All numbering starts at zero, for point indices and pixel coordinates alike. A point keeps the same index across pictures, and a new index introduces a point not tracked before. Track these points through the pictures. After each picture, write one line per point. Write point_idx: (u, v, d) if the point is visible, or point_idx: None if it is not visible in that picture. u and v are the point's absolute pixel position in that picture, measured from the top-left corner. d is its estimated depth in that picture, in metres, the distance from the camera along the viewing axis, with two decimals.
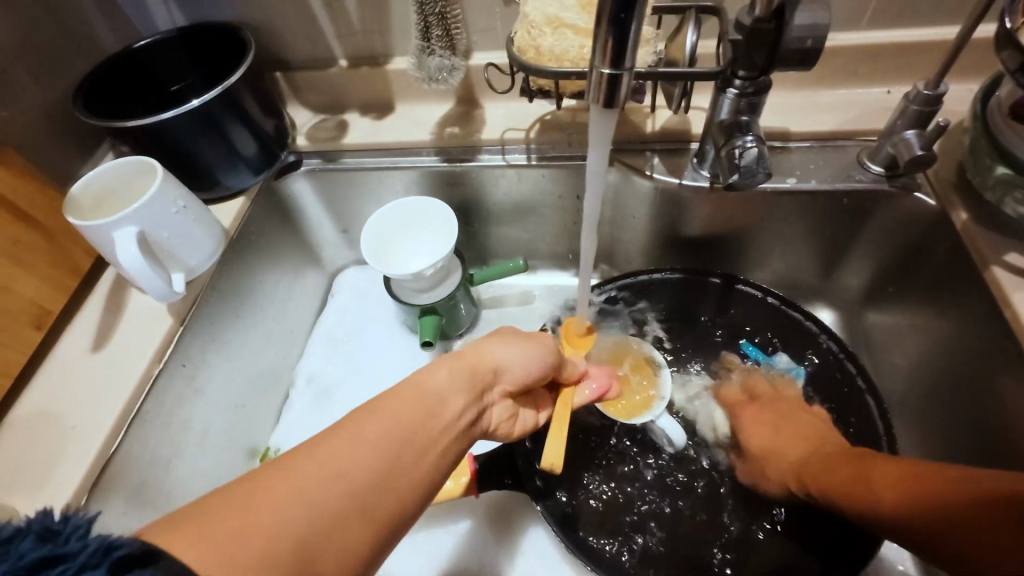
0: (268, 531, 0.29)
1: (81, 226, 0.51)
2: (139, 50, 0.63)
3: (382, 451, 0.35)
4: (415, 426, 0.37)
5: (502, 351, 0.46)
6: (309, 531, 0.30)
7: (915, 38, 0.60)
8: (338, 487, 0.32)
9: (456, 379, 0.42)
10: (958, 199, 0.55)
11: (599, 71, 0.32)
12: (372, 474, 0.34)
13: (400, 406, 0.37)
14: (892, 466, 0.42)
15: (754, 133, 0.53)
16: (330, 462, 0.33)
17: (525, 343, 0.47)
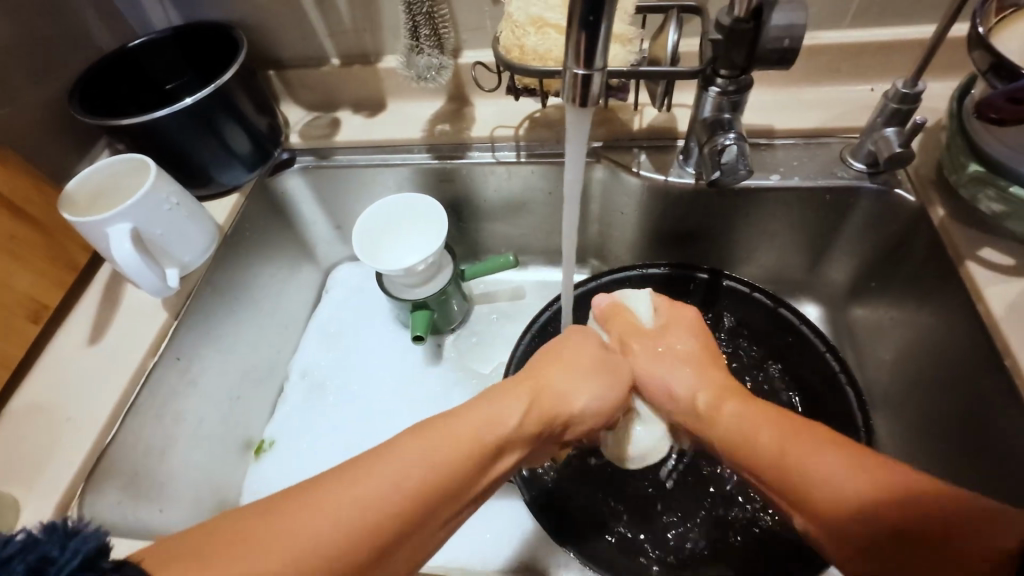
0: (300, 546, 0.31)
1: (77, 222, 0.52)
2: (134, 49, 0.64)
3: (417, 487, 0.36)
4: (458, 463, 0.38)
5: (578, 395, 0.48)
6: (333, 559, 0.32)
7: (897, 37, 0.61)
8: (383, 511, 0.34)
9: (519, 411, 0.44)
10: (937, 196, 0.55)
11: (572, 72, 0.33)
12: (403, 508, 0.35)
13: (450, 444, 0.39)
14: (783, 433, 0.40)
15: (735, 131, 0.54)
16: (365, 493, 0.34)
17: (600, 386, 0.49)
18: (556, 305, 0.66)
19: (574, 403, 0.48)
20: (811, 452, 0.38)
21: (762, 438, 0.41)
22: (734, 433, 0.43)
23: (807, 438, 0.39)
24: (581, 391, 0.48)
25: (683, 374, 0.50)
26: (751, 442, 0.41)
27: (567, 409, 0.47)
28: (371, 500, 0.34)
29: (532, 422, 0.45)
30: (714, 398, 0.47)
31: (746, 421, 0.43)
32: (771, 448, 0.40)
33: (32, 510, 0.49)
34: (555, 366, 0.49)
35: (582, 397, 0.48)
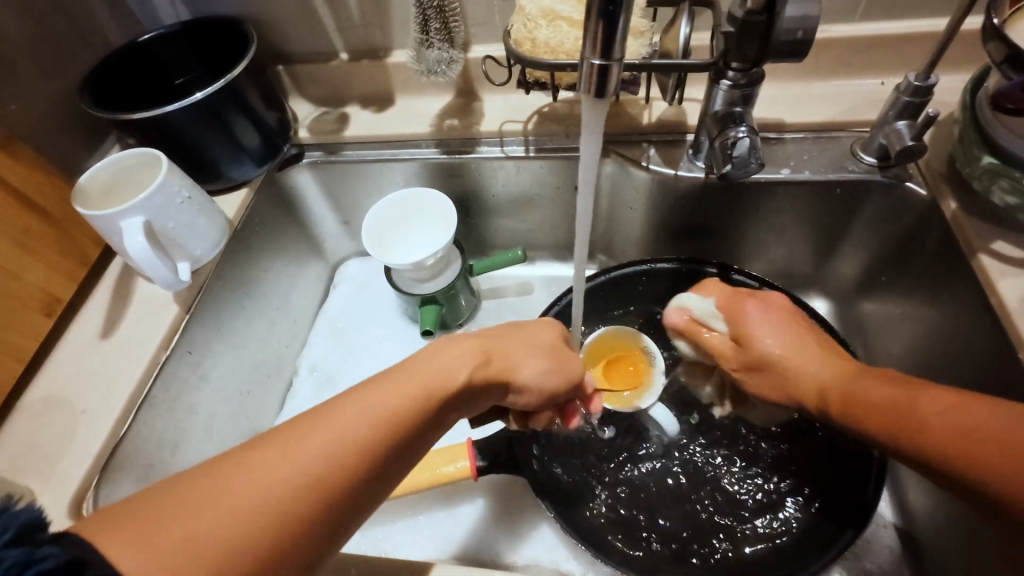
0: (231, 509, 0.31)
1: (89, 216, 0.53)
2: (145, 44, 0.64)
3: (353, 449, 0.35)
4: (401, 420, 0.37)
5: (524, 366, 0.45)
6: (259, 527, 0.31)
7: (908, 30, 0.61)
8: (319, 469, 0.34)
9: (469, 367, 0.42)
10: (949, 189, 0.55)
11: (589, 62, 0.33)
12: (340, 468, 0.34)
13: (395, 396, 0.38)
14: (932, 404, 0.39)
15: (746, 123, 0.54)
16: (304, 458, 0.34)
17: (547, 361, 0.46)
18: (565, 299, 0.66)
19: (521, 368, 0.45)
20: (971, 418, 0.37)
21: (909, 414, 0.40)
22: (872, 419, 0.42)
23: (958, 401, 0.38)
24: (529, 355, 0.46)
25: (804, 372, 0.48)
26: (898, 424, 0.40)
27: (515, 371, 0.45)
28: (297, 459, 0.33)
29: (479, 383, 0.43)
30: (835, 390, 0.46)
31: (877, 402, 0.42)
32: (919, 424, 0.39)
33: (48, 502, 0.49)
34: (513, 337, 0.47)
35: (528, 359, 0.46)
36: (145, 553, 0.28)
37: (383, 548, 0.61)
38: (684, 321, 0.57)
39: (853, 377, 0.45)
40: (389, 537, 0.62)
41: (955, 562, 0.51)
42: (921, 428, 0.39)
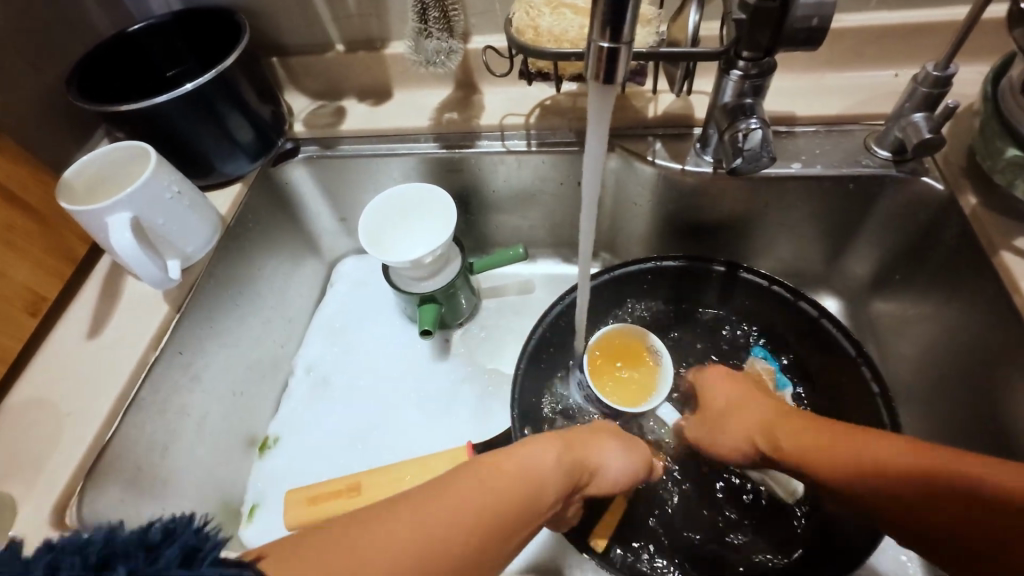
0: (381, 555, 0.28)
1: (75, 211, 0.51)
2: (134, 34, 0.62)
3: (477, 520, 0.33)
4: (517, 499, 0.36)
5: (603, 451, 0.46)
6: None
7: (924, 19, 0.58)
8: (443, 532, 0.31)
9: (561, 464, 0.41)
10: (967, 183, 0.53)
11: (597, 47, 0.31)
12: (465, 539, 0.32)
13: (509, 479, 0.36)
14: (884, 458, 0.40)
15: (758, 116, 0.51)
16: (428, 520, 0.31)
17: (618, 445, 0.48)
18: (568, 297, 0.63)
19: (598, 455, 0.45)
20: (885, 463, 0.40)
21: (865, 470, 0.40)
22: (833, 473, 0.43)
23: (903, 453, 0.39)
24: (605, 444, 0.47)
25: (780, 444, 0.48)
26: (858, 480, 0.41)
27: (597, 463, 0.45)
28: (427, 518, 0.31)
29: (568, 468, 0.41)
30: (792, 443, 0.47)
31: (813, 455, 0.45)
32: (881, 477, 0.39)
33: (31, 508, 0.47)
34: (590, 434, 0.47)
35: (605, 446, 0.47)
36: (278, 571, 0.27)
37: None
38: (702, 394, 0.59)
39: (811, 436, 0.46)
40: None
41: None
42: (852, 474, 0.41)
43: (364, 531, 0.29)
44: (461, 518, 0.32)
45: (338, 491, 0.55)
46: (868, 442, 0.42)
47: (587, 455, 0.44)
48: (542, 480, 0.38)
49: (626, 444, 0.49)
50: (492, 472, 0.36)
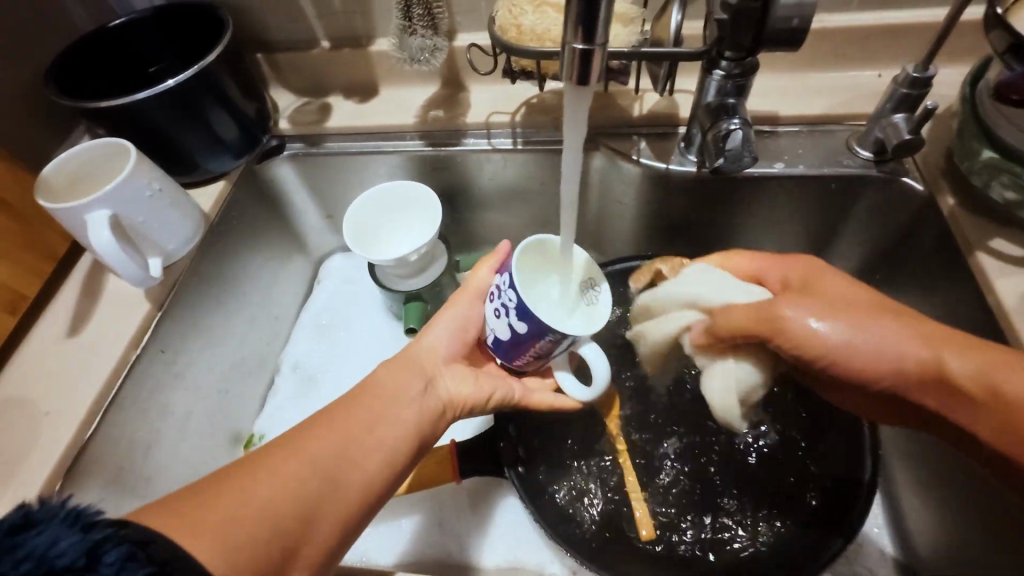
0: (260, 504, 0.33)
1: (51, 208, 0.50)
2: (114, 30, 0.61)
3: (336, 444, 0.38)
4: (371, 420, 0.41)
5: (423, 336, 0.50)
6: (286, 516, 0.34)
7: (904, 21, 0.59)
8: (314, 469, 0.36)
9: (406, 377, 0.45)
10: (946, 184, 0.54)
11: (572, 48, 0.32)
12: (337, 458, 0.38)
13: (359, 403, 0.42)
14: (1013, 386, 0.34)
15: (740, 116, 0.52)
16: (300, 461, 0.36)
17: (440, 320, 0.51)
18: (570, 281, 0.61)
19: (426, 356, 0.48)
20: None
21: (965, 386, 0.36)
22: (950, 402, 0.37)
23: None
24: (426, 331, 0.50)
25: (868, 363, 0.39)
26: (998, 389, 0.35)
27: (424, 350, 0.49)
28: (288, 470, 0.35)
29: (415, 374, 0.46)
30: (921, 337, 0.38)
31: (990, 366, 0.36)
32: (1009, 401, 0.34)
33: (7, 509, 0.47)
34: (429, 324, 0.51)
35: (428, 337, 0.50)
36: (200, 544, 0.30)
37: (365, 554, 0.59)
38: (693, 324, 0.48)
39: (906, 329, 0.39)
40: (370, 543, 0.59)
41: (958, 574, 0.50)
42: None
43: (234, 493, 0.33)
44: (319, 450, 0.37)
45: None
46: (976, 354, 0.36)
47: (422, 361, 0.48)
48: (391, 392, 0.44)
49: (454, 322, 0.51)
50: (348, 411, 0.41)
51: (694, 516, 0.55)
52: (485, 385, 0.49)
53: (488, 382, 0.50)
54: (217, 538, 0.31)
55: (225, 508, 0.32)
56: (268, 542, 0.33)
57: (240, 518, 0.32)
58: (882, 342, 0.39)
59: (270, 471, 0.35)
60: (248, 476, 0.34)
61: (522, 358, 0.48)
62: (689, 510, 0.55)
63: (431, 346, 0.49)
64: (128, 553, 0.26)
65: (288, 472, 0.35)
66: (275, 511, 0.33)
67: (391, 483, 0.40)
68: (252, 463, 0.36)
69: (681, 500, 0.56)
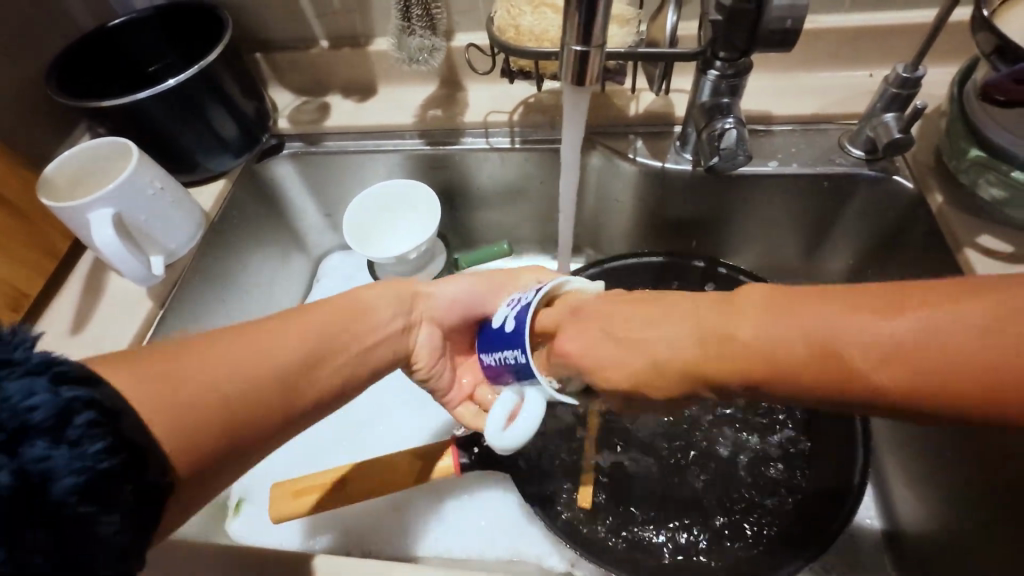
0: (213, 381, 0.35)
1: (55, 206, 0.51)
2: (115, 29, 0.62)
3: (302, 349, 0.40)
4: (345, 336, 0.43)
5: (439, 285, 0.52)
6: (236, 399, 0.36)
7: (895, 22, 0.60)
8: (271, 371, 0.38)
9: (392, 307, 0.48)
10: (935, 182, 0.55)
11: (570, 49, 0.34)
12: (298, 358, 0.40)
13: (339, 315, 0.44)
14: (855, 335, 0.28)
15: (734, 115, 0.53)
16: (257, 352, 0.38)
17: (461, 279, 0.52)
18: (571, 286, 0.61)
19: (434, 300, 0.51)
20: (905, 347, 0.28)
21: (817, 344, 0.29)
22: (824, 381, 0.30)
23: (901, 322, 0.28)
24: (444, 281, 0.52)
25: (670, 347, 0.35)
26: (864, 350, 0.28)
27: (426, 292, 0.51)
28: (249, 362, 0.37)
29: (403, 322, 0.49)
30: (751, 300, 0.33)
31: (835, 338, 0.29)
32: (888, 359, 0.28)
33: None
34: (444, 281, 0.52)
35: (440, 286, 0.52)
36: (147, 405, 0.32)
37: (364, 546, 0.59)
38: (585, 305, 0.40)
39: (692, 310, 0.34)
40: (371, 537, 0.60)
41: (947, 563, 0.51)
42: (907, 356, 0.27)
43: (192, 365, 0.35)
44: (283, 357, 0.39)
45: (325, 483, 0.55)
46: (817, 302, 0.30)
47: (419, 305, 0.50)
48: (373, 324, 0.46)
49: (464, 289, 0.52)
50: (327, 321, 0.43)
51: (690, 515, 0.56)
52: (437, 367, 0.52)
53: (439, 368, 0.52)
54: (162, 413, 0.33)
55: (178, 375, 0.34)
56: (211, 415, 0.35)
57: (191, 404, 0.34)
58: (692, 330, 0.34)
59: (232, 356, 0.37)
60: (214, 355, 0.36)
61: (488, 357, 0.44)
62: (686, 506, 0.56)
63: (441, 292, 0.51)
64: (105, 446, 0.28)
65: (248, 365, 0.37)
66: (226, 403, 0.36)
67: (342, 393, 0.43)
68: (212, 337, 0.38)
69: (676, 496, 0.57)
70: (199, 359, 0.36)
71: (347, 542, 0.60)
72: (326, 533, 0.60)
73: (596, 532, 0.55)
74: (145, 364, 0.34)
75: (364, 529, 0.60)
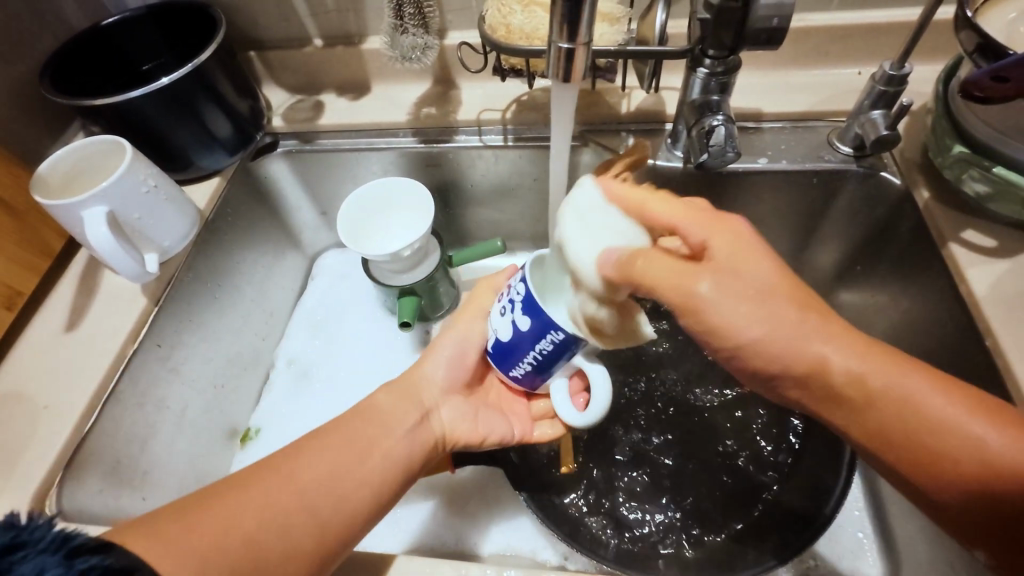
0: (232, 525, 0.36)
1: (49, 205, 0.51)
2: (108, 29, 0.62)
3: (321, 470, 0.41)
4: (357, 448, 0.43)
5: (426, 363, 0.52)
6: (258, 532, 0.36)
7: (883, 19, 0.61)
8: (288, 500, 0.38)
9: (397, 405, 0.48)
10: (922, 179, 0.56)
11: (557, 46, 0.34)
12: (317, 480, 0.40)
13: (346, 429, 0.45)
14: (933, 402, 0.33)
15: (723, 113, 0.53)
16: (266, 490, 0.38)
17: (441, 344, 0.53)
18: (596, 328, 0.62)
19: (427, 387, 0.51)
20: (958, 434, 0.33)
21: (928, 416, 0.33)
22: (885, 426, 0.34)
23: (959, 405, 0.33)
24: (430, 356, 0.53)
25: (768, 343, 0.35)
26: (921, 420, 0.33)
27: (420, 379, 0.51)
28: (261, 496, 0.38)
29: (415, 418, 0.48)
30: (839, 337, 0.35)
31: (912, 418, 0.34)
32: (964, 442, 0.32)
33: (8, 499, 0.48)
34: (427, 359, 0.53)
35: (431, 364, 0.52)
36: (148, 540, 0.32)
37: (358, 542, 0.60)
38: (620, 260, 0.37)
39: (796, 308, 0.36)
40: (365, 531, 0.60)
41: (933, 556, 0.51)
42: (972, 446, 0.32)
43: (208, 511, 0.36)
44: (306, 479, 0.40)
45: None
46: (938, 384, 0.34)
47: (421, 393, 0.50)
48: (381, 432, 0.46)
49: (451, 353, 0.53)
50: (334, 434, 0.44)
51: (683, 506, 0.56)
52: (483, 423, 0.53)
53: (485, 424, 0.53)
54: (182, 564, 0.33)
55: (193, 524, 0.35)
56: (235, 556, 0.35)
57: (206, 547, 0.34)
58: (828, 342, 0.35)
59: (252, 495, 0.38)
60: (234, 499, 0.37)
61: (519, 368, 0.45)
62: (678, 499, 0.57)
63: (433, 371, 0.52)
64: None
65: (266, 498, 0.38)
66: (247, 535, 0.36)
67: (374, 511, 0.43)
68: (228, 482, 0.39)
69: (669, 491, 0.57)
70: (219, 508, 0.36)
71: None
72: None
73: (588, 524, 0.56)
74: (164, 520, 0.35)
75: None
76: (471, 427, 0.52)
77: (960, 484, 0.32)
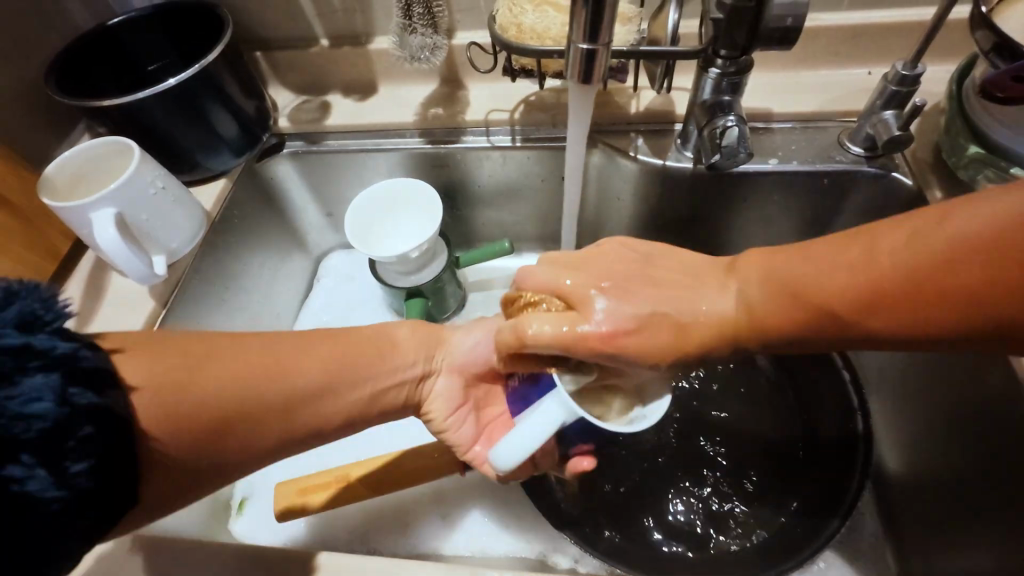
0: (205, 393, 0.39)
1: (56, 206, 0.51)
2: (114, 29, 0.61)
3: (311, 380, 0.43)
4: (347, 372, 0.45)
5: (457, 335, 0.53)
6: (227, 410, 0.39)
7: (895, 19, 0.61)
8: (264, 400, 0.41)
9: (411, 347, 0.50)
10: (935, 179, 0.55)
11: (576, 47, 0.34)
12: (299, 390, 0.43)
13: (352, 351, 0.47)
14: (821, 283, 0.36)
15: (735, 113, 0.53)
16: (250, 380, 0.41)
17: (479, 330, 0.53)
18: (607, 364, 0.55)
19: (449, 348, 0.53)
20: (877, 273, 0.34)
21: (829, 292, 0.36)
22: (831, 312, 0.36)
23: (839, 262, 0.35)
24: (461, 333, 0.54)
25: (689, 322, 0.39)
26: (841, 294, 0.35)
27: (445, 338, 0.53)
28: (241, 381, 0.40)
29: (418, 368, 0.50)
30: (750, 270, 0.40)
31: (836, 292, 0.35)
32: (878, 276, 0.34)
33: None
34: (458, 332, 0.54)
35: (460, 339, 0.53)
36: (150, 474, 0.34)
37: (367, 546, 0.59)
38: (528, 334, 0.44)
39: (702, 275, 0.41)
40: (374, 535, 0.60)
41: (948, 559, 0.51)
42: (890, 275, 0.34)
43: (195, 377, 0.39)
44: (292, 389, 0.42)
45: (327, 482, 0.54)
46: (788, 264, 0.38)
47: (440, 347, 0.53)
48: (378, 369, 0.47)
49: (480, 340, 0.53)
50: (337, 351, 0.46)
51: (695, 510, 0.56)
52: (457, 417, 0.53)
53: (460, 421, 0.53)
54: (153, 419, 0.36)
55: (187, 383, 0.38)
56: (198, 425, 0.38)
57: (177, 409, 0.37)
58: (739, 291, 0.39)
59: (232, 365, 0.40)
60: (219, 367, 0.40)
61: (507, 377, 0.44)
62: (691, 503, 0.57)
63: (459, 344, 0.53)
64: None
65: (248, 382, 0.41)
66: (220, 421, 0.39)
67: (335, 431, 0.45)
68: (229, 343, 0.41)
69: (681, 495, 0.57)
70: (202, 384, 0.39)
71: (349, 541, 0.60)
72: (328, 531, 0.60)
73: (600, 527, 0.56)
74: (155, 389, 0.37)
75: (367, 527, 0.60)
76: (445, 416, 0.52)
77: (886, 326, 0.34)
